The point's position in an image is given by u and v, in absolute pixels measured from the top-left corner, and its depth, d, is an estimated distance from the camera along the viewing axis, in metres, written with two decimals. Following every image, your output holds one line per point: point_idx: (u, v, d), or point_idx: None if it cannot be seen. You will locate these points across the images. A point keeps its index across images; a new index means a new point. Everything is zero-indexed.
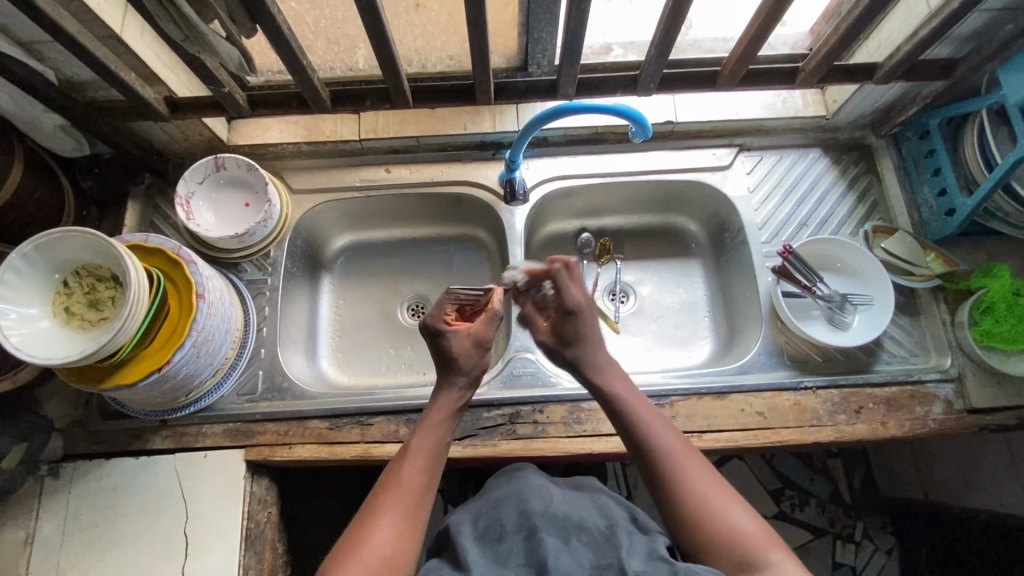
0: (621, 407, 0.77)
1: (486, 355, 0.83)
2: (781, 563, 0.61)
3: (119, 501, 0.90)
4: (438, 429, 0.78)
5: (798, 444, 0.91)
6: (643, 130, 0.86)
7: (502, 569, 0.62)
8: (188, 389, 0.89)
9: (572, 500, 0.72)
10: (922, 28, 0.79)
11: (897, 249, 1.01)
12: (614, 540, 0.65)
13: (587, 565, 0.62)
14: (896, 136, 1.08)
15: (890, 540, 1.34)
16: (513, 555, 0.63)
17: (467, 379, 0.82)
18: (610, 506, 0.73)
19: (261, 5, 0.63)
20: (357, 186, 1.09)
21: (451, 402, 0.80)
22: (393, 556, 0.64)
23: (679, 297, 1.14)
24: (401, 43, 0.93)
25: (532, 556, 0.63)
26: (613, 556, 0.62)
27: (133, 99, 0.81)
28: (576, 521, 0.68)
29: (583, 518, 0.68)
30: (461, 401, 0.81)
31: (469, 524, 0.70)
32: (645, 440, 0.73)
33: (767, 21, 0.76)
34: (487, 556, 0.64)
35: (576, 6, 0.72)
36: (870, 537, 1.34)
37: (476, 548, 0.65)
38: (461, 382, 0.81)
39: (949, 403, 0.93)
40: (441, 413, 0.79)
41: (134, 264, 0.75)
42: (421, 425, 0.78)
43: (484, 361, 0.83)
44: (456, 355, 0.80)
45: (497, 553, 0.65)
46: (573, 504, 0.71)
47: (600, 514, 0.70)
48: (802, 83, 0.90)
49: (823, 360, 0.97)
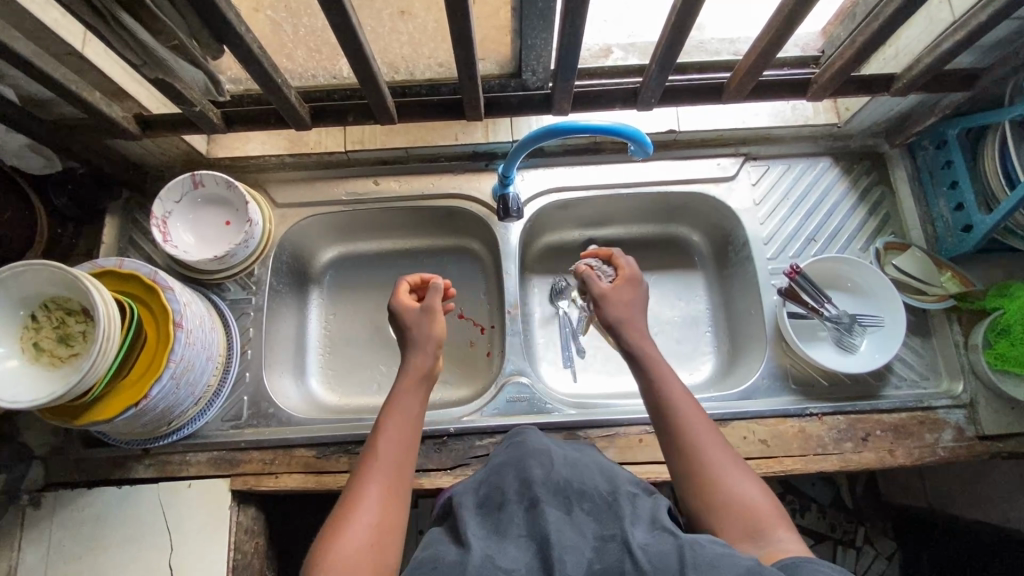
0: (646, 369, 0.75)
1: (437, 318, 0.82)
2: (786, 539, 0.59)
3: (102, 532, 0.88)
4: (410, 398, 0.76)
5: (801, 473, 0.88)
6: (643, 148, 0.81)
7: (503, 540, 0.57)
8: (169, 419, 0.86)
9: (577, 463, 0.69)
10: (947, 38, 0.73)
11: (910, 267, 0.96)
12: (615, 509, 0.61)
13: (589, 537, 0.57)
14: (911, 145, 1.02)
15: (891, 546, 1.30)
16: (514, 525, 0.59)
17: (424, 345, 0.80)
18: (618, 474, 0.70)
19: (227, 25, 0.58)
20: (344, 199, 1.05)
21: (416, 367, 0.78)
22: (381, 525, 0.63)
23: (680, 311, 1.10)
24: (386, 52, 0.86)
25: (534, 528, 0.58)
26: (615, 528, 0.58)
27: (100, 119, 0.76)
28: (577, 488, 0.63)
29: (585, 484, 0.64)
30: (426, 366, 0.78)
31: (469, 495, 0.66)
32: (664, 403, 0.72)
33: (779, 34, 0.70)
34: (486, 526, 0.60)
35: (570, 21, 0.67)
36: (871, 543, 1.30)
37: (476, 518, 0.61)
38: (425, 349, 0.80)
39: (960, 430, 0.90)
40: (413, 378, 0.77)
41: (101, 296, 0.71)
42: (390, 399, 0.76)
43: (441, 330, 0.82)
44: (409, 327, 0.82)
45: (497, 522, 0.60)
46: (575, 467, 0.68)
47: (603, 480, 0.66)
48: (814, 96, 0.85)
49: (829, 384, 0.94)
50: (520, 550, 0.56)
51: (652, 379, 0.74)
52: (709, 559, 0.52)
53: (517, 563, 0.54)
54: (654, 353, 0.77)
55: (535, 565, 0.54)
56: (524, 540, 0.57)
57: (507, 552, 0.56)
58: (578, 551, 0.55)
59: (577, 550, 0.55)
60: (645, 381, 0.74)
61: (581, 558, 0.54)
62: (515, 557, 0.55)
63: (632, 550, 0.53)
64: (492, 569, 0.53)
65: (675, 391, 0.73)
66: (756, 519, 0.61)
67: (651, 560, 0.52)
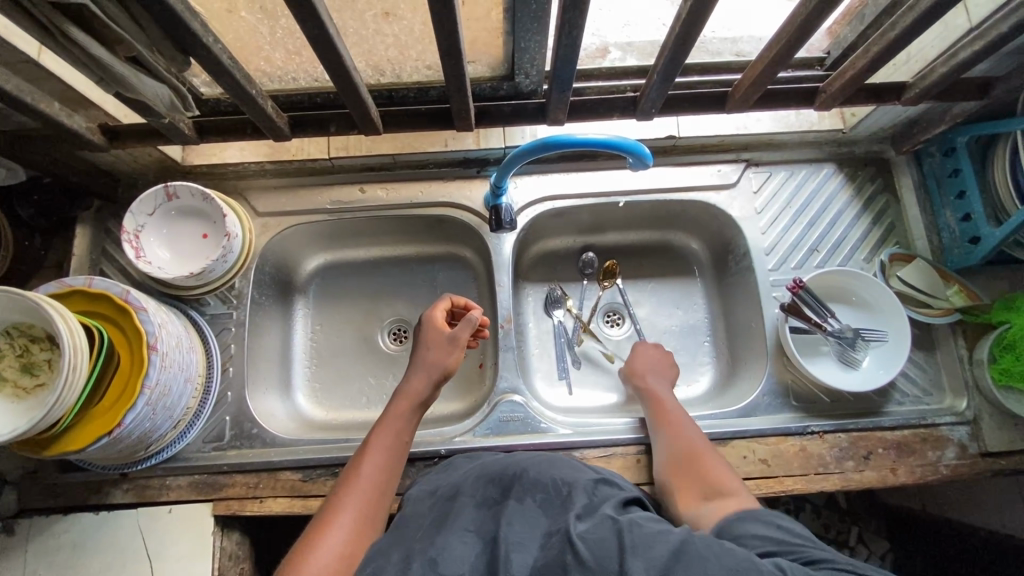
0: (652, 399, 0.88)
1: (460, 351, 0.82)
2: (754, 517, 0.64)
3: (78, 561, 0.84)
4: (402, 424, 0.75)
5: (802, 493, 0.86)
6: (642, 160, 0.77)
7: (449, 537, 0.58)
8: (147, 443, 0.82)
9: (532, 459, 0.70)
10: (965, 47, 0.69)
11: (915, 279, 0.93)
12: (566, 503, 0.61)
13: (535, 533, 0.57)
14: (918, 152, 0.98)
15: (885, 546, 1.18)
16: (463, 522, 0.60)
17: (432, 374, 0.79)
18: (578, 468, 0.70)
19: (194, 37, 0.53)
20: (329, 208, 1.00)
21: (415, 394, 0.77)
22: (349, 553, 0.61)
23: (678, 320, 1.07)
24: (370, 54, 0.80)
25: (483, 525, 0.59)
26: (562, 521, 0.57)
27: (62, 132, 0.71)
28: (529, 481, 0.65)
29: (536, 480, 0.65)
30: (426, 395, 0.78)
31: (425, 500, 0.68)
32: (667, 425, 0.83)
33: (791, 43, 0.66)
34: (438, 526, 0.61)
35: (568, 30, 0.62)
36: (865, 543, 1.19)
37: (431, 518, 0.64)
38: (430, 374, 0.79)
39: (963, 447, 0.88)
40: (408, 405, 0.77)
41: (66, 322, 0.66)
42: (381, 421, 0.75)
43: (453, 361, 0.81)
44: (427, 346, 0.82)
45: (448, 521, 0.62)
46: (530, 463, 0.69)
47: (557, 475, 0.67)
48: (823, 105, 0.81)
49: (831, 401, 0.92)
50: (467, 547, 0.57)
51: (662, 407, 0.86)
52: (647, 540, 0.51)
53: (464, 563, 0.55)
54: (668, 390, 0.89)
55: (481, 563, 0.55)
56: (471, 535, 0.58)
57: (452, 550, 0.56)
58: (524, 548, 0.55)
59: (524, 546, 0.55)
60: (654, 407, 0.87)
61: (527, 555, 0.54)
62: (460, 554, 0.56)
63: (573, 541, 0.53)
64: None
65: (676, 416, 0.84)
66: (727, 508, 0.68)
67: (593, 551, 0.51)
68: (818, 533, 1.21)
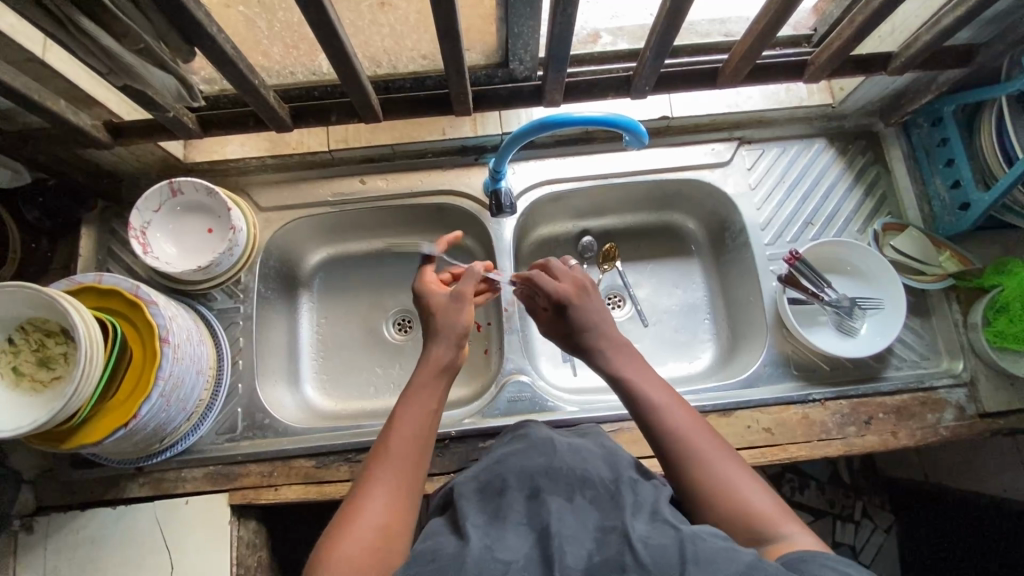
0: (631, 390, 0.71)
1: (469, 305, 0.78)
2: (795, 535, 0.57)
3: (99, 554, 0.85)
4: (427, 392, 0.71)
5: (806, 459, 0.88)
6: (638, 138, 0.79)
7: (502, 529, 0.57)
8: (162, 435, 0.84)
9: (573, 450, 0.67)
10: (946, 14, 0.71)
11: (908, 248, 0.95)
12: (618, 498, 0.59)
13: (589, 528, 0.56)
14: (906, 123, 1.00)
15: (889, 518, 1.23)
16: (514, 513, 0.59)
17: (448, 335, 0.75)
18: (616, 457, 0.68)
19: (197, 26, 0.55)
20: (331, 200, 1.01)
21: (440, 359, 0.73)
22: (389, 525, 0.60)
23: (678, 299, 1.09)
24: (367, 45, 0.81)
25: (535, 517, 0.58)
26: (617, 518, 0.56)
27: (68, 129, 0.72)
28: (580, 475, 0.62)
29: (587, 472, 0.63)
30: (450, 358, 0.74)
31: (469, 483, 0.66)
32: (652, 418, 0.68)
33: (776, 18, 0.68)
34: (487, 514, 0.59)
35: (562, 11, 0.64)
36: (869, 516, 1.24)
37: (473, 505, 0.61)
38: (454, 339, 0.75)
39: (961, 409, 0.90)
40: (431, 372, 0.72)
41: (81, 317, 0.67)
42: (408, 391, 0.71)
43: (466, 317, 0.77)
44: (434, 312, 0.78)
45: (497, 509, 0.60)
46: (575, 454, 0.66)
47: (605, 467, 0.65)
48: (811, 78, 0.83)
49: (830, 369, 0.94)
50: (519, 539, 0.55)
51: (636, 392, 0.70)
52: (711, 555, 0.50)
53: (516, 554, 0.53)
54: (643, 372, 0.73)
55: (534, 555, 0.53)
56: (523, 529, 0.57)
57: (506, 542, 0.55)
58: (578, 542, 0.54)
59: (578, 540, 0.54)
60: (633, 400, 0.70)
61: (582, 550, 0.53)
62: (514, 545, 0.54)
63: (633, 544, 0.52)
64: (490, 561, 0.52)
65: (666, 407, 0.68)
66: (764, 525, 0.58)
67: (653, 556, 0.50)
68: (822, 506, 1.23)
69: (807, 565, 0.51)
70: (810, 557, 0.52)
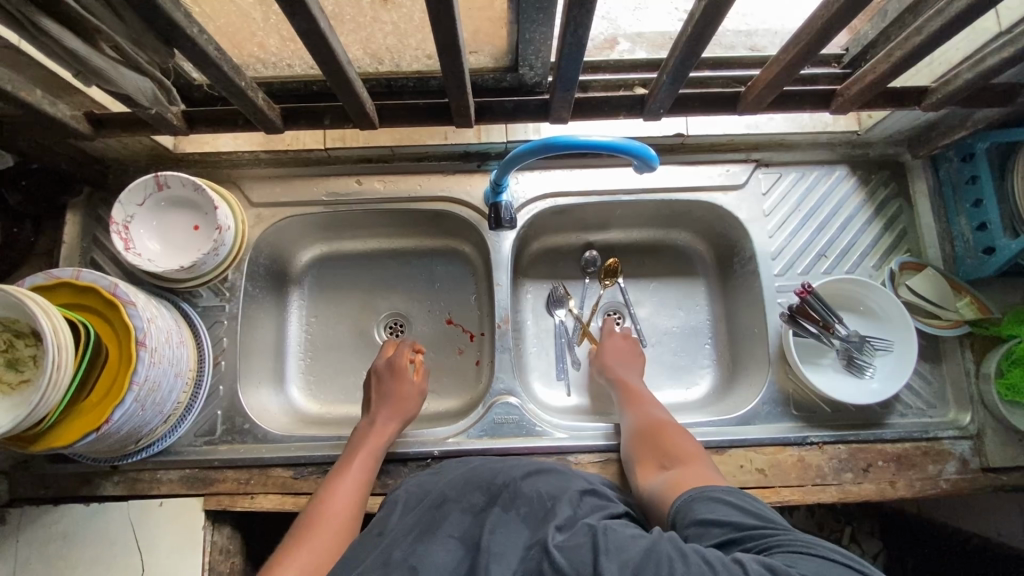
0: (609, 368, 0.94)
1: (418, 395, 0.90)
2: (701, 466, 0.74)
3: (67, 553, 0.83)
4: (368, 461, 0.81)
5: (799, 504, 0.85)
6: (648, 164, 0.75)
7: (430, 542, 0.63)
8: (138, 437, 0.81)
9: (524, 470, 0.73)
10: (991, 53, 0.66)
11: (924, 289, 0.90)
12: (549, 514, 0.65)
13: (516, 545, 0.61)
14: (935, 157, 0.95)
15: (877, 545, 1.18)
16: (446, 529, 0.65)
17: (390, 411, 0.86)
18: (566, 477, 0.73)
19: (174, 27, 0.50)
20: (325, 200, 0.97)
21: (380, 431, 0.84)
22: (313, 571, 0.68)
23: (681, 322, 1.05)
24: (369, 43, 0.76)
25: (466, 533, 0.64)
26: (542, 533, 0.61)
27: (47, 121, 0.69)
28: (516, 493, 0.68)
29: (530, 493, 0.68)
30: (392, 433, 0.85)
31: (414, 498, 0.73)
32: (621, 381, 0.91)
33: (808, 47, 0.62)
34: (420, 530, 0.66)
35: (573, 31, 0.59)
36: (857, 541, 1.19)
37: (416, 517, 0.69)
38: (400, 415, 0.87)
39: (964, 462, 0.86)
40: (372, 444, 0.83)
41: (49, 322, 0.64)
42: (354, 455, 0.81)
43: (415, 403, 0.89)
44: (392, 380, 0.89)
45: (431, 524, 0.67)
46: (525, 476, 0.71)
47: (551, 488, 0.70)
48: (838, 109, 0.78)
49: (831, 411, 0.90)
50: (445, 552, 0.62)
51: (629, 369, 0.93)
52: (618, 542, 0.54)
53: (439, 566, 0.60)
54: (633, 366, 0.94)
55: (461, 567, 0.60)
56: (451, 541, 0.63)
57: (433, 555, 0.61)
58: (503, 558, 0.58)
59: (504, 556, 0.59)
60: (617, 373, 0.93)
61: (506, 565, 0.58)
62: (439, 558, 0.61)
63: (552, 552, 0.55)
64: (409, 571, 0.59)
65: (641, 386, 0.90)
66: (684, 463, 0.75)
67: (569, 559, 0.54)
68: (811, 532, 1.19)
69: (695, 498, 0.65)
70: (698, 493, 0.66)
